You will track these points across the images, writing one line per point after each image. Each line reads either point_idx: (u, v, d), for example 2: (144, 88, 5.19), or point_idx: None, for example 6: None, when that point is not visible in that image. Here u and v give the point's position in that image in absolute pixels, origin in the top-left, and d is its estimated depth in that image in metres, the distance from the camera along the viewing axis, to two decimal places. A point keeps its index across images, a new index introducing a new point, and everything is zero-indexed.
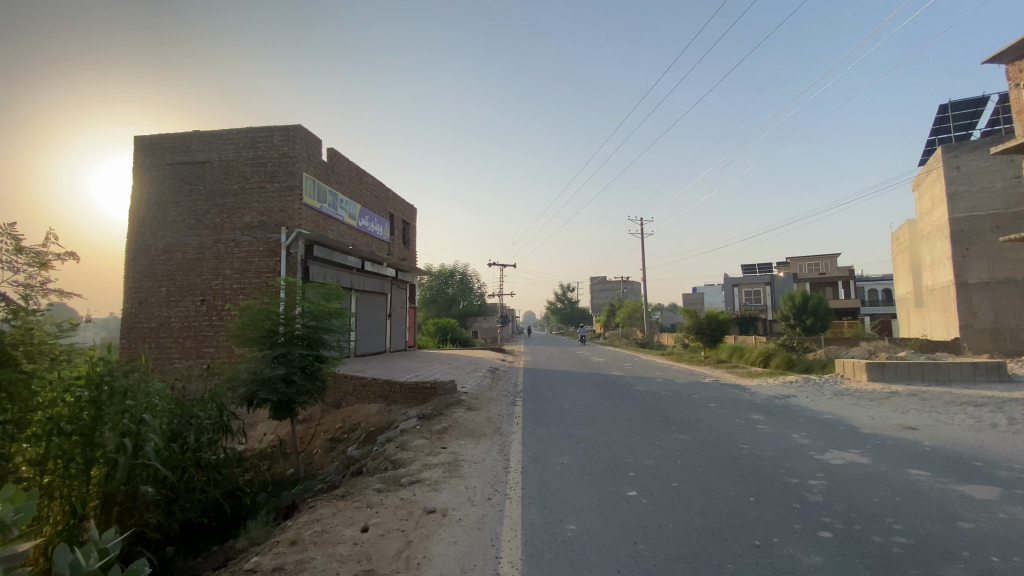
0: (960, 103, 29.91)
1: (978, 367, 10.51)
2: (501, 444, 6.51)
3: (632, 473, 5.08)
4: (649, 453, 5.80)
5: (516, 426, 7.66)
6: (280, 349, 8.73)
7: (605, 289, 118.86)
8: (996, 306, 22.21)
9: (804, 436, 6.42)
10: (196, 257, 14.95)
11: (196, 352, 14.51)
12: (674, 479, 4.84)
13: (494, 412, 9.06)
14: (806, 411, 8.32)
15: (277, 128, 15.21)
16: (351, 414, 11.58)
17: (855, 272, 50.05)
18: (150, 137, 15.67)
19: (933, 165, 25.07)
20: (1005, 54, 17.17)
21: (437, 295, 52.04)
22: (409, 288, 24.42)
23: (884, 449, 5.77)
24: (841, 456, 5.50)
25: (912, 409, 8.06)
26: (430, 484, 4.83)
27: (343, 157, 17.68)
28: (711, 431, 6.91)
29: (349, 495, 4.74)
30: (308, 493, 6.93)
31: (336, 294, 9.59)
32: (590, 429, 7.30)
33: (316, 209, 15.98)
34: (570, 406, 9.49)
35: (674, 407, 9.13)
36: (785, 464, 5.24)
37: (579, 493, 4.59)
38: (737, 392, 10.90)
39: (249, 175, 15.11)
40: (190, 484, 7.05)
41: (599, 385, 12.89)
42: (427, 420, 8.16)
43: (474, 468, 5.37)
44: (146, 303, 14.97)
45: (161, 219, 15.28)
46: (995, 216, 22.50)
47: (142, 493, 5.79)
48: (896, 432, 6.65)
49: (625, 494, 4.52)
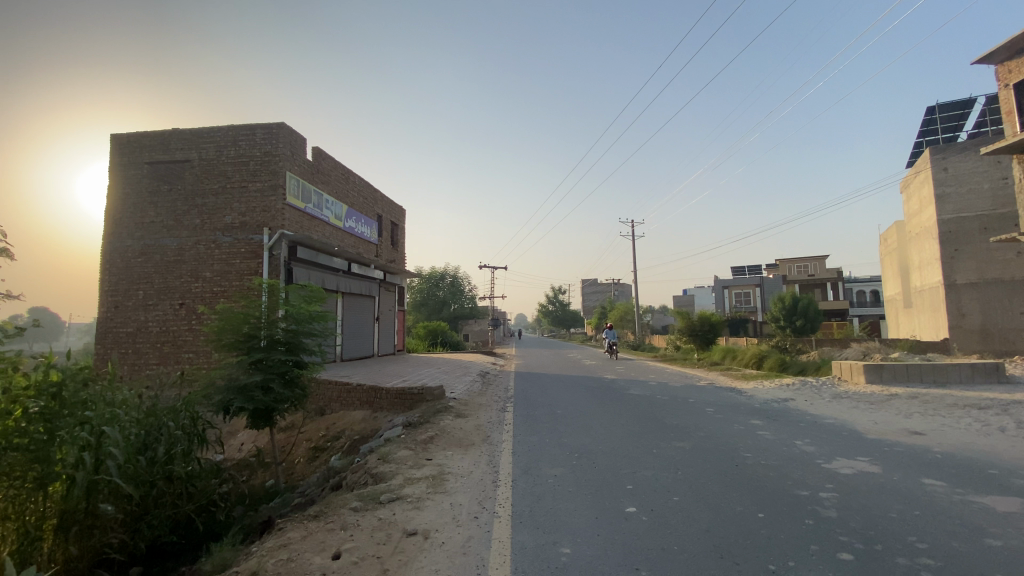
0: (947, 105, 30.15)
1: (977, 368, 10.32)
2: (490, 454, 6.14)
3: (630, 485, 4.73)
4: (647, 463, 5.45)
5: (506, 435, 7.29)
6: (258, 354, 8.27)
7: (597, 291, 119.09)
8: (983, 307, 22.28)
9: (807, 443, 6.11)
10: (175, 259, 14.41)
11: (174, 358, 13.97)
12: (675, 492, 4.50)
13: (483, 419, 8.67)
14: (806, 415, 8.04)
15: (259, 126, 14.74)
16: (336, 421, 11.14)
17: (843, 273, 50.31)
18: (127, 134, 15.13)
19: (921, 166, 25.15)
20: (995, 54, 17.15)
21: (428, 297, 51.53)
22: (398, 291, 23.95)
23: (894, 457, 5.46)
24: (850, 465, 5.19)
25: (915, 412, 7.80)
26: (412, 502, 4.45)
27: (328, 156, 17.24)
28: (710, 438, 6.59)
29: (323, 515, 4.32)
30: (286, 508, 6.53)
31: (317, 296, 9.17)
32: (584, 437, 6.96)
33: (300, 209, 15.51)
34: (563, 412, 9.13)
35: (671, 412, 8.82)
36: (792, 474, 4.91)
37: (574, 510, 4.23)
38: (734, 396, 10.59)
39: (231, 174, 14.61)
40: (160, 498, 6.59)
41: (593, 389, 12.55)
42: (413, 428, 7.75)
43: (461, 482, 4.99)
44: (122, 307, 14.40)
45: (139, 219, 14.74)
46: (983, 218, 22.56)
47: (103, 511, 5.35)
48: (902, 437, 6.37)
49: (623, 510, 4.18)
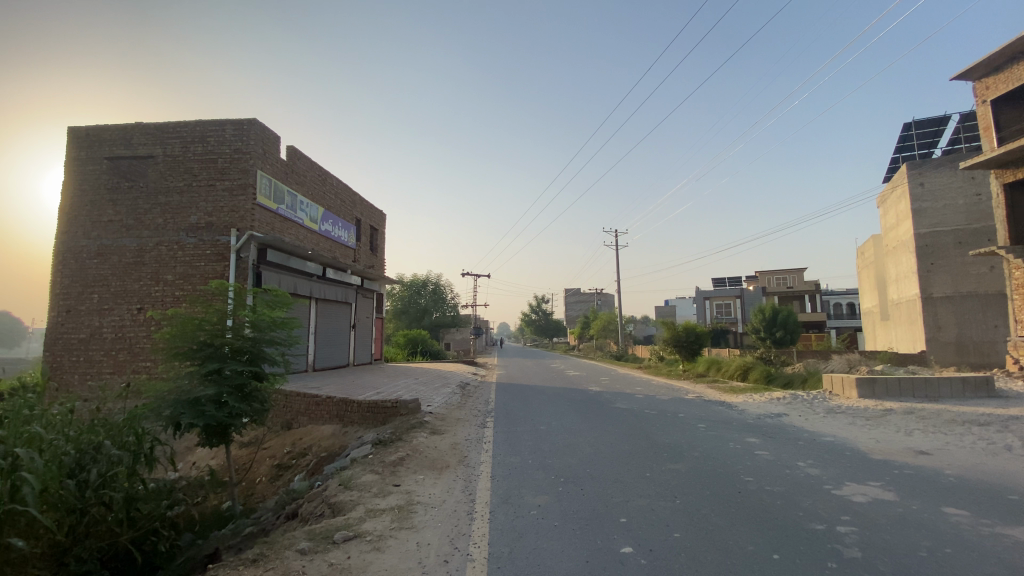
0: (924, 122, 30.72)
1: (968, 382, 10.06)
2: (466, 480, 5.51)
3: (624, 518, 4.17)
4: (642, 490, 4.89)
5: (485, 455, 6.67)
6: (214, 364, 7.47)
7: (579, 301, 119.60)
8: (959, 319, 22.50)
9: (811, 465, 5.62)
10: (135, 261, 13.48)
11: (130, 366, 12.99)
12: (675, 527, 3.95)
13: (461, 436, 8.03)
14: (802, 432, 7.61)
15: (229, 122, 13.99)
16: (303, 436, 10.38)
17: (821, 286, 51.04)
18: (86, 128, 14.18)
19: (898, 181, 25.47)
20: (973, 70, 17.33)
21: (409, 305, 50.59)
22: (376, 297, 23.17)
23: (906, 481, 4.99)
24: (861, 491, 4.71)
25: (914, 429, 7.43)
26: (371, 541, 3.80)
27: (303, 156, 16.51)
28: (706, 459, 6.08)
29: (262, 560, 3.60)
30: (236, 539, 5.81)
31: (282, 300, 8.47)
32: (570, 458, 6.37)
33: (272, 210, 14.74)
34: (547, 428, 8.53)
35: (660, 428, 8.27)
36: (801, 503, 4.38)
37: (561, 554, 3.61)
38: (724, 410, 10.12)
39: (197, 171, 13.80)
40: (93, 528, 5.74)
41: (577, 402, 12.00)
42: (383, 447, 7.08)
43: (430, 515, 4.35)
44: (75, 312, 13.39)
45: (96, 218, 13.78)
46: (958, 232, 22.81)
47: (13, 548, 4.55)
48: (907, 457, 5.95)
49: (617, 552, 3.60)
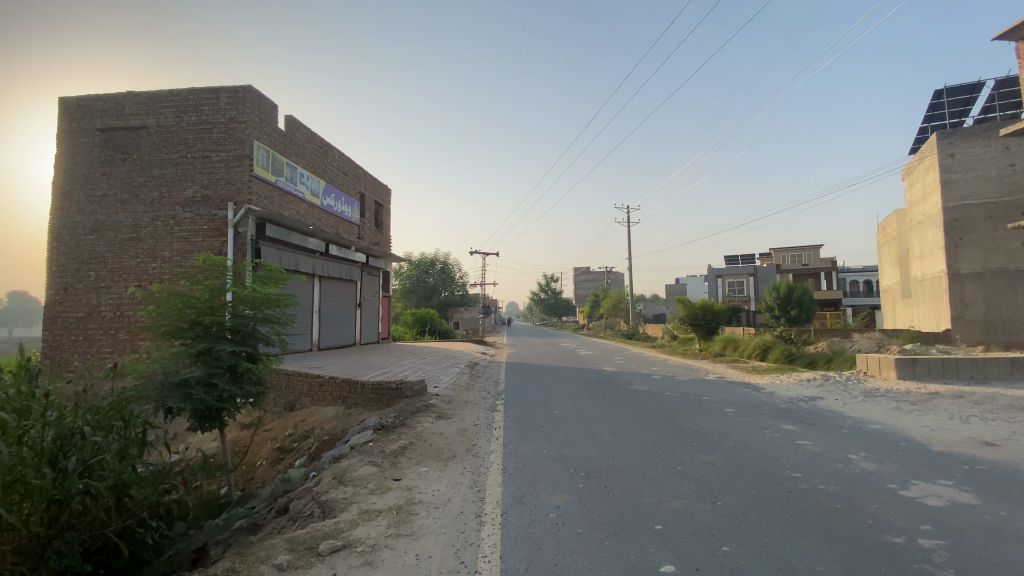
0: (955, 89, 29.02)
1: (1017, 362, 9.24)
2: (474, 473, 4.93)
3: (658, 525, 3.56)
4: (677, 490, 4.25)
5: (496, 443, 6.10)
6: (203, 345, 6.86)
7: (589, 279, 118.51)
8: (987, 297, 21.43)
9: (866, 459, 4.95)
10: (131, 237, 12.95)
11: (129, 344, 12.57)
12: (722, 539, 3.33)
13: (469, 421, 7.48)
14: (841, 418, 6.96)
15: (223, 90, 13.24)
16: (305, 419, 9.91)
17: (837, 263, 49.69)
18: (75, 98, 13.47)
19: (926, 151, 24.09)
20: (1015, 31, 15.98)
21: (417, 284, 50.07)
22: (382, 275, 22.65)
23: (982, 480, 4.32)
24: (933, 491, 4.06)
25: (970, 417, 6.68)
26: (363, 553, 3.21)
27: (302, 127, 15.76)
28: (742, 450, 5.45)
29: None
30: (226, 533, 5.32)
31: (275, 276, 7.80)
32: (590, 447, 5.78)
33: (270, 183, 14.07)
34: (561, 413, 7.93)
35: (685, 414, 7.63)
36: (868, 508, 3.74)
37: (587, 572, 2.99)
38: (751, 393, 9.46)
39: (191, 142, 13.13)
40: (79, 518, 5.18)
41: (592, 383, 11.42)
42: (386, 433, 6.51)
43: (433, 519, 3.76)
44: (72, 290, 12.93)
45: (90, 193, 13.20)
46: (989, 205, 21.58)
47: None
48: (970, 449, 5.28)
49: (656, 570, 2.98)
